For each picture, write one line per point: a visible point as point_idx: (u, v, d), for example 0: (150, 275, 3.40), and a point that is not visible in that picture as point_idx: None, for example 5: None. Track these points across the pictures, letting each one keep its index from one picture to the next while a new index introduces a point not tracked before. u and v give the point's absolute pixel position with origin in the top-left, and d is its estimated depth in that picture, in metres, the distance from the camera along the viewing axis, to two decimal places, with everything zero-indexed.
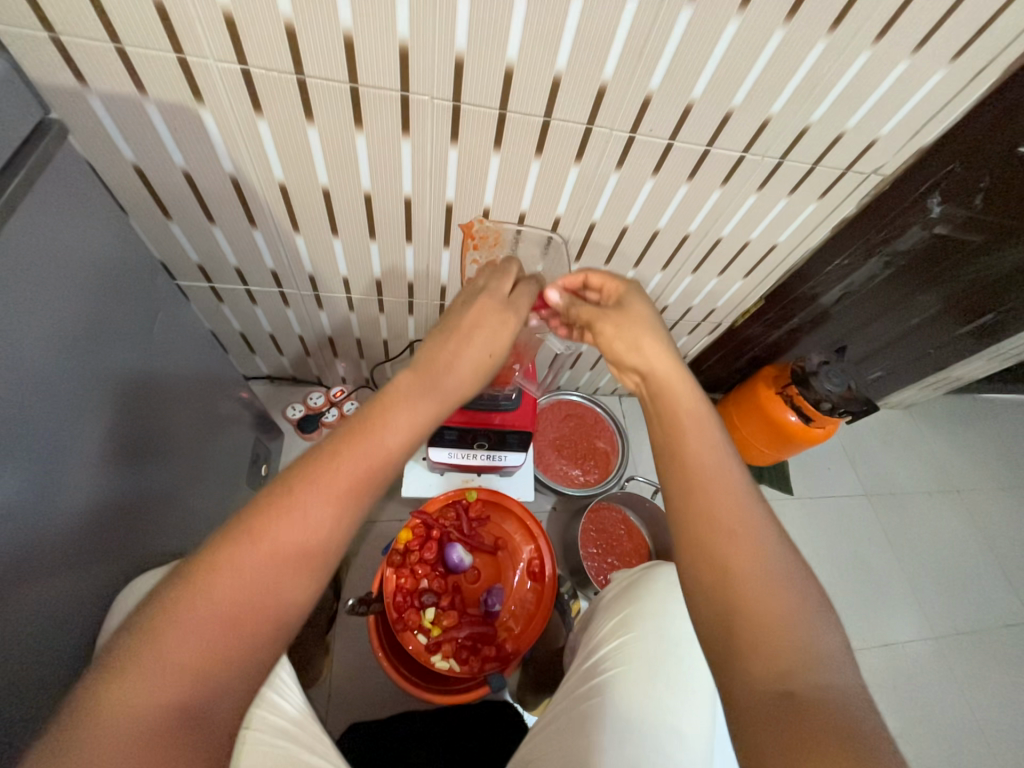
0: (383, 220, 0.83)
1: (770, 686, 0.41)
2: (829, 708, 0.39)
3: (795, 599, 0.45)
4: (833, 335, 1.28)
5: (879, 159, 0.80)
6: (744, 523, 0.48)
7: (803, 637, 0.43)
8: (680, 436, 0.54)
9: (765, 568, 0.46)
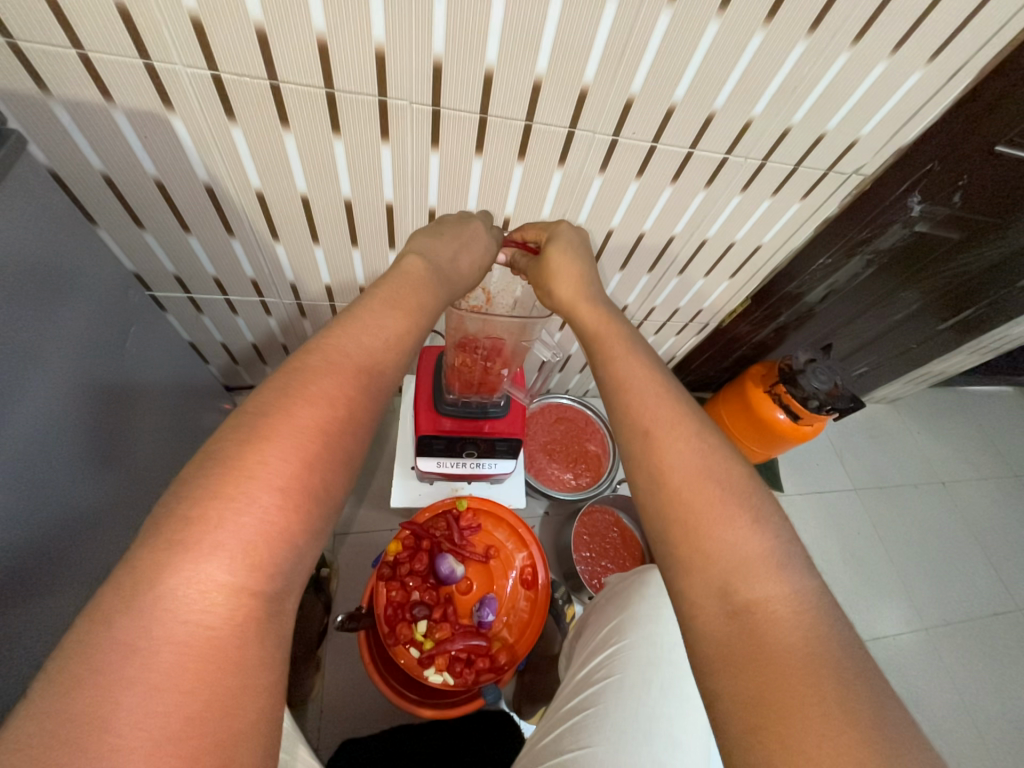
0: (365, 227, 0.81)
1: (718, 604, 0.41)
2: (773, 613, 0.40)
3: (719, 487, 0.46)
4: (818, 333, 1.29)
5: (859, 160, 0.81)
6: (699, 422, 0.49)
7: (730, 509, 0.44)
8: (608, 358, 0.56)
9: (684, 449, 0.48)
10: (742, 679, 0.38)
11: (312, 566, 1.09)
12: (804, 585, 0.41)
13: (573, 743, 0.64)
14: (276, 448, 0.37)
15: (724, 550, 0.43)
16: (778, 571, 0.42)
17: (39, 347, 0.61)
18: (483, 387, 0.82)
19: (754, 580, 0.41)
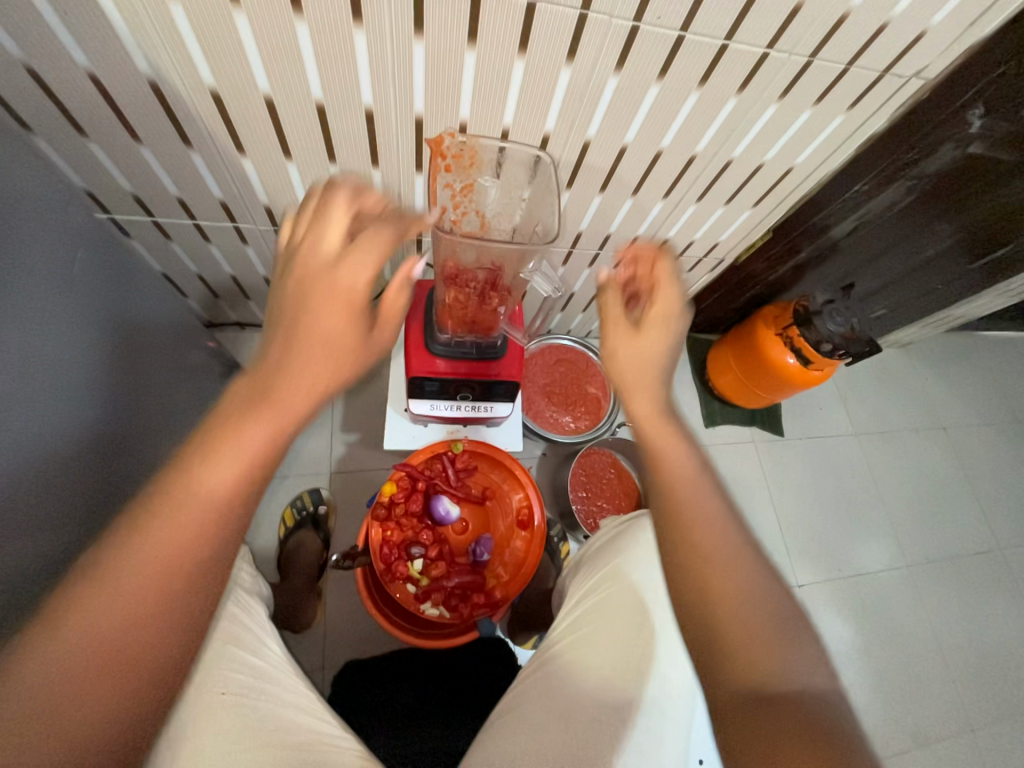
0: (343, 139, 0.71)
1: (741, 681, 0.45)
2: (784, 695, 0.44)
3: (749, 578, 0.50)
4: (839, 272, 1.21)
5: (922, 60, 0.69)
6: (691, 479, 0.54)
7: (760, 613, 0.48)
8: (658, 449, 0.56)
9: (730, 537, 0.51)
10: (751, 742, 0.43)
11: (308, 502, 1.11)
12: (811, 682, 0.46)
13: (569, 677, 0.66)
14: (248, 448, 0.44)
15: (742, 651, 0.46)
16: (749, 595, 0.49)
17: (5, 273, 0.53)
18: (478, 326, 0.75)
19: (770, 659, 0.46)
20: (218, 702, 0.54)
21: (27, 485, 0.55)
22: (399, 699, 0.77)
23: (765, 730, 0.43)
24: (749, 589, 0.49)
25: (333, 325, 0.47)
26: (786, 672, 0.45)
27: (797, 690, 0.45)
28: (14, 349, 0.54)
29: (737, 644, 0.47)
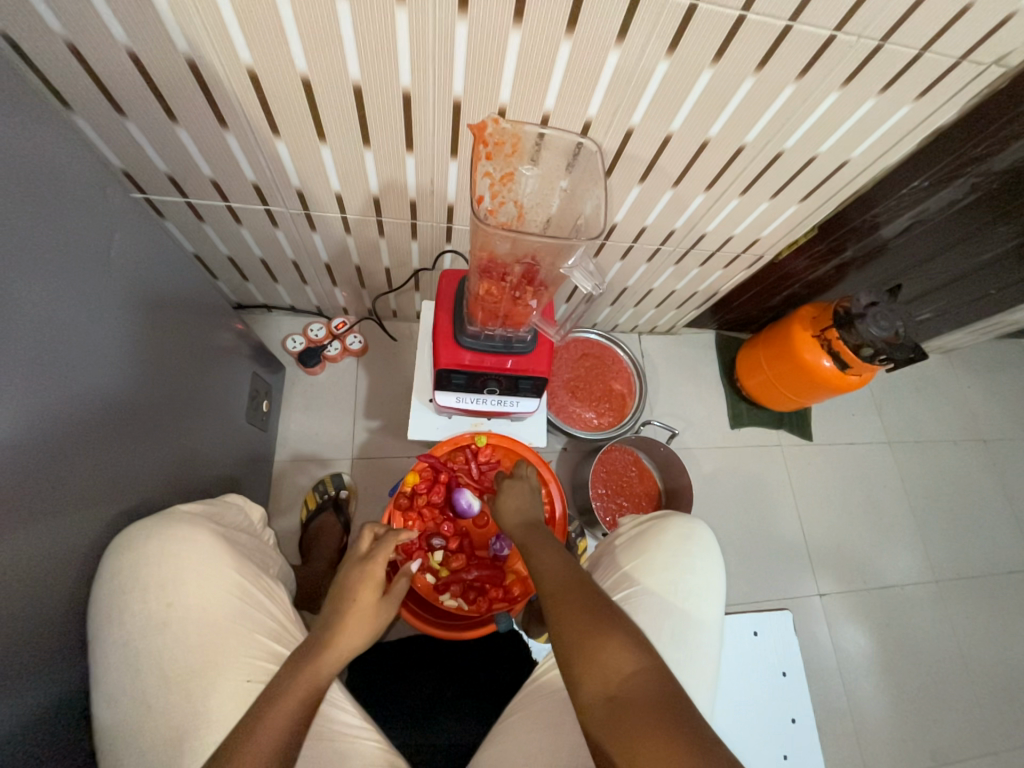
0: (378, 123, 0.69)
1: (596, 688, 0.51)
2: (630, 688, 0.49)
3: (591, 606, 0.57)
4: (886, 273, 1.15)
5: (1006, 45, 0.63)
6: (584, 586, 0.60)
7: (599, 622, 0.55)
8: (590, 638, 0.54)
9: (573, 603, 0.58)
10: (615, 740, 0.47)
11: (330, 487, 1.11)
12: (648, 664, 0.51)
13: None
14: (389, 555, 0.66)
15: (597, 657, 0.52)
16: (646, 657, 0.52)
17: (37, 247, 0.53)
18: (509, 319, 0.74)
19: (617, 657, 0.52)
20: (245, 690, 0.54)
21: (63, 462, 0.56)
22: (418, 691, 0.78)
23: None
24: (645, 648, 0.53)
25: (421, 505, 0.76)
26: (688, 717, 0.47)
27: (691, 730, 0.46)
28: (50, 328, 0.54)
29: (592, 649, 0.53)
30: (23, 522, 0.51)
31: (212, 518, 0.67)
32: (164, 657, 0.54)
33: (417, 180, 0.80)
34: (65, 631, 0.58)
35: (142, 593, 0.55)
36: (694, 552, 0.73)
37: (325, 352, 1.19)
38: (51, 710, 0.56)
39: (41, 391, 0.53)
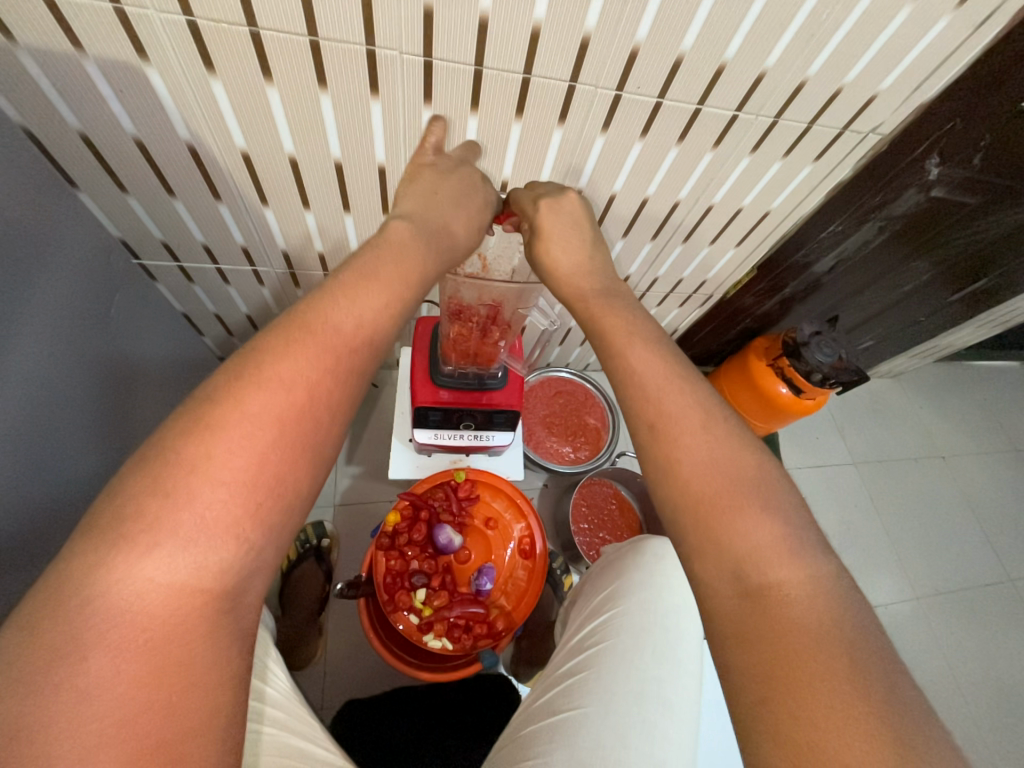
0: (357, 191, 0.78)
1: (738, 584, 0.41)
2: (792, 594, 0.40)
3: (742, 481, 0.45)
4: (824, 305, 1.27)
5: (877, 117, 0.76)
6: (739, 465, 0.46)
7: (761, 515, 0.43)
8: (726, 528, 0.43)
9: (751, 495, 0.44)
10: (755, 648, 0.39)
11: (312, 536, 1.11)
12: (822, 568, 0.41)
13: (573, 702, 0.65)
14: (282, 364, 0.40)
15: (755, 554, 0.42)
16: (790, 554, 0.42)
17: (45, 308, 0.58)
18: (480, 358, 0.80)
19: (779, 562, 0.41)
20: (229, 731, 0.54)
21: (54, 512, 0.58)
22: (401, 737, 0.75)
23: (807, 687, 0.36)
24: (788, 546, 0.42)
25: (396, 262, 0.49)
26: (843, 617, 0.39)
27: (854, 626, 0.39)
28: (51, 385, 0.58)
29: (745, 543, 0.42)
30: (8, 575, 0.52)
31: None
32: None
33: None
34: None
35: None
36: (671, 570, 0.76)
37: None
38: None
39: (39, 444, 0.56)
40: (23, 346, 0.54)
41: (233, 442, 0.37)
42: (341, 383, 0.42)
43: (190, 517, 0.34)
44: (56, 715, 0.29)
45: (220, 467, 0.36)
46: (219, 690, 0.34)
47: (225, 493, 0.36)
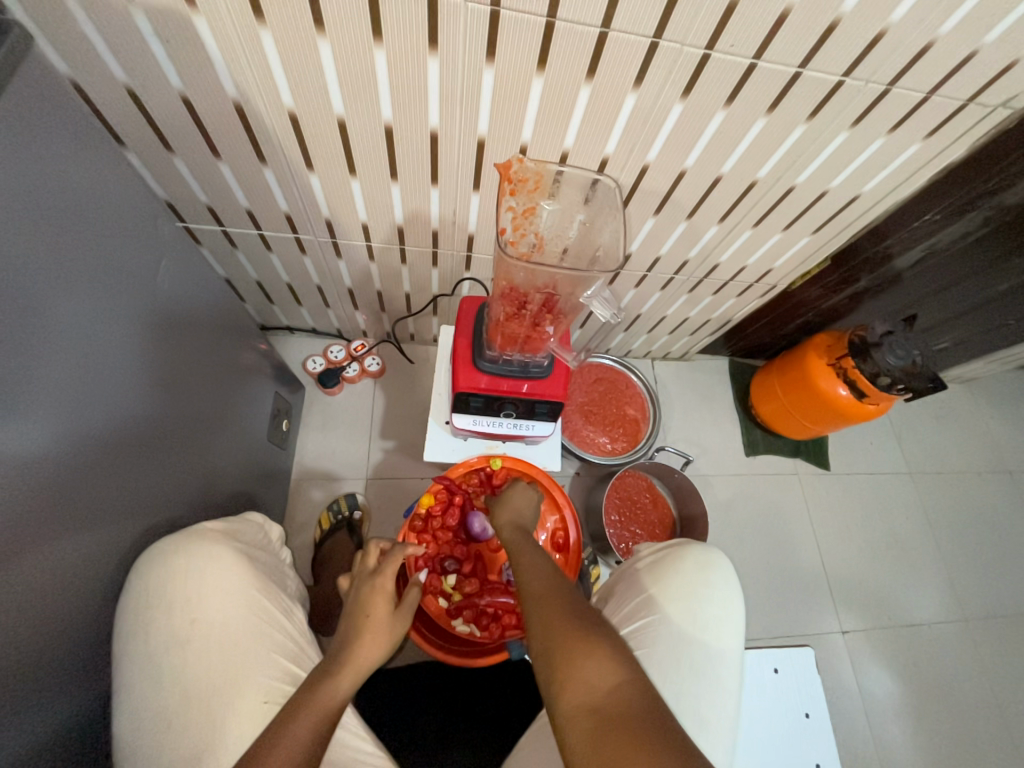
0: (406, 159, 0.73)
1: (578, 701, 0.49)
2: (611, 701, 0.48)
3: (557, 585, 0.60)
4: (902, 302, 1.15)
5: (1013, 88, 0.65)
6: (554, 580, 0.61)
7: (584, 634, 0.54)
8: (544, 620, 0.56)
9: (563, 601, 0.58)
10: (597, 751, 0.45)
11: (345, 507, 1.12)
12: (631, 672, 0.51)
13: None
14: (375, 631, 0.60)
15: (587, 679, 0.50)
16: (591, 638, 0.54)
17: (88, 272, 0.56)
18: (527, 344, 0.75)
19: (599, 672, 0.51)
20: (261, 711, 0.54)
21: (97, 478, 0.59)
22: (427, 724, 0.76)
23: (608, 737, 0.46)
24: (586, 629, 0.54)
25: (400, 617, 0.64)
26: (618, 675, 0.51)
27: (626, 685, 0.50)
28: (95, 350, 0.57)
29: (573, 659, 0.52)
30: (49, 535, 0.52)
31: (236, 536, 0.68)
32: (186, 672, 0.54)
33: (440, 211, 0.84)
34: (77, 645, 0.58)
35: (166, 607, 0.56)
36: (714, 583, 0.73)
37: (344, 373, 1.22)
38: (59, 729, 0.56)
39: (79, 409, 0.55)
40: (50, 300, 0.51)
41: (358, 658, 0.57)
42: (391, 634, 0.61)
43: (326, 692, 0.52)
44: None
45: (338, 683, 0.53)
46: None
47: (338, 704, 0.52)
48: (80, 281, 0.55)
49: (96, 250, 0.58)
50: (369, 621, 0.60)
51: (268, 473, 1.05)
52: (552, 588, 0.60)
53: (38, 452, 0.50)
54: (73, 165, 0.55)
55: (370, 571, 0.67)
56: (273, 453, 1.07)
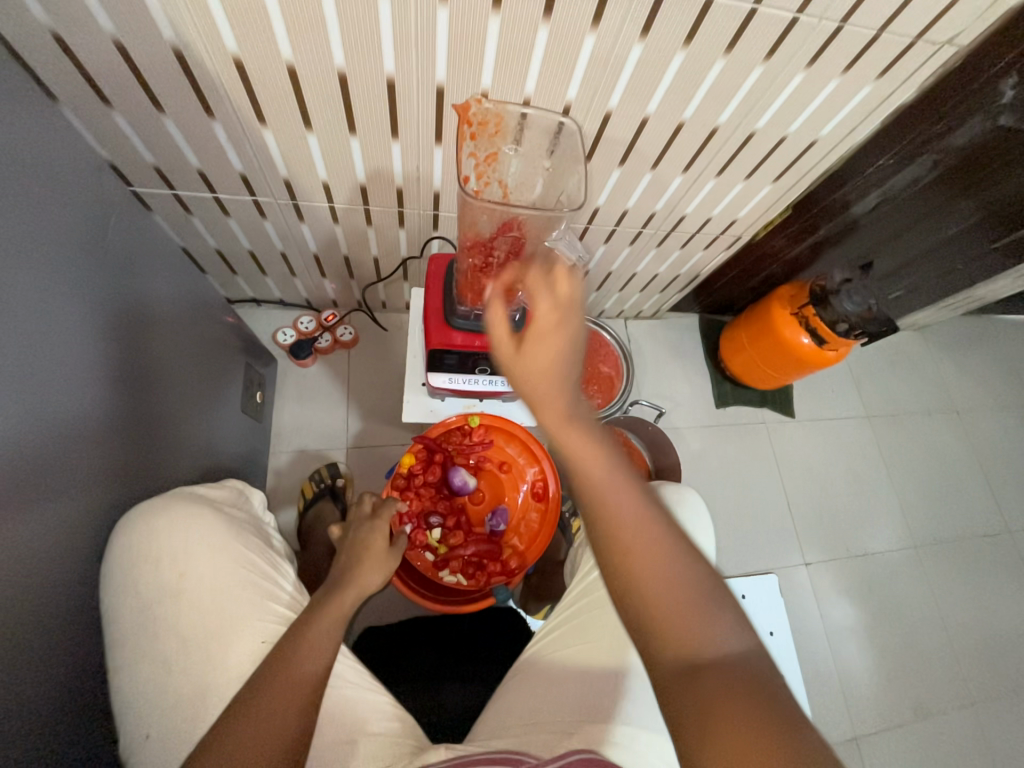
0: (364, 110, 0.71)
1: (668, 632, 0.41)
2: (716, 672, 0.39)
3: (651, 531, 0.45)
4: (859, 250, 1.19)
5: (957, 24, 0.67)
6: (645, 530, 0.45)
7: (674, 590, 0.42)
8: (628, 576, 0.44)
9: (658, 563, 0.44)
10: (691, 708, 0.38)
11: (327, 475, 1.12)
12: (753, 658, 0.40)
13: (559, 647, 0.70)
14: (370, 567, 0.65)
15: (694, 655, 0.40)
16: (700, 608, 0.42)
17: (35, 235, 0.54)
18: None
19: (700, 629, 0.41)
20: (260, 649, 0.56)
21: (70, 448, 0.57)
22: (422, 660, 0.79)
23: (706, 702, 0.38)
24: (689, 600, 0.42)
25: (388, 561, 0.68)
26: (727, 652, 0.40)
27: (735, 663, 0.40)
28: (52, 316, 0.55)
29: (671, 634, 0.41)
30: (30, 504, 0.52)
31: (218, 500, 0.69)
32: (180, 622, 0.55)
33: (403, 167, 0.82)
34: (81, 612, 0.59)
35: (153, 563, 0.56)
36: (686, 516, 0.78)
37: (316, 344, 1.20)
38: (73, 693, 0.57)
39: (43, 378, 0.54)
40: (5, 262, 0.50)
41: (353, 588, 0.61)
42: (382, 569, 0.66)
43: (320, 620, 0.56)
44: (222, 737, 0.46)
45: (331, 611, 0.58)
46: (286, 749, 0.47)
47: (332, 627, 0.56)
48: (27, 241, 0.53)
49: (43, 213, 0.56)
50: (362, 559, 0.65)
51: (245, 445, 1.04)
52: (639, 538, 0.45)
53: (8, 418, 0.49)
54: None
55: (365, 515, 0.72)
56: (249, 426, 1.05)
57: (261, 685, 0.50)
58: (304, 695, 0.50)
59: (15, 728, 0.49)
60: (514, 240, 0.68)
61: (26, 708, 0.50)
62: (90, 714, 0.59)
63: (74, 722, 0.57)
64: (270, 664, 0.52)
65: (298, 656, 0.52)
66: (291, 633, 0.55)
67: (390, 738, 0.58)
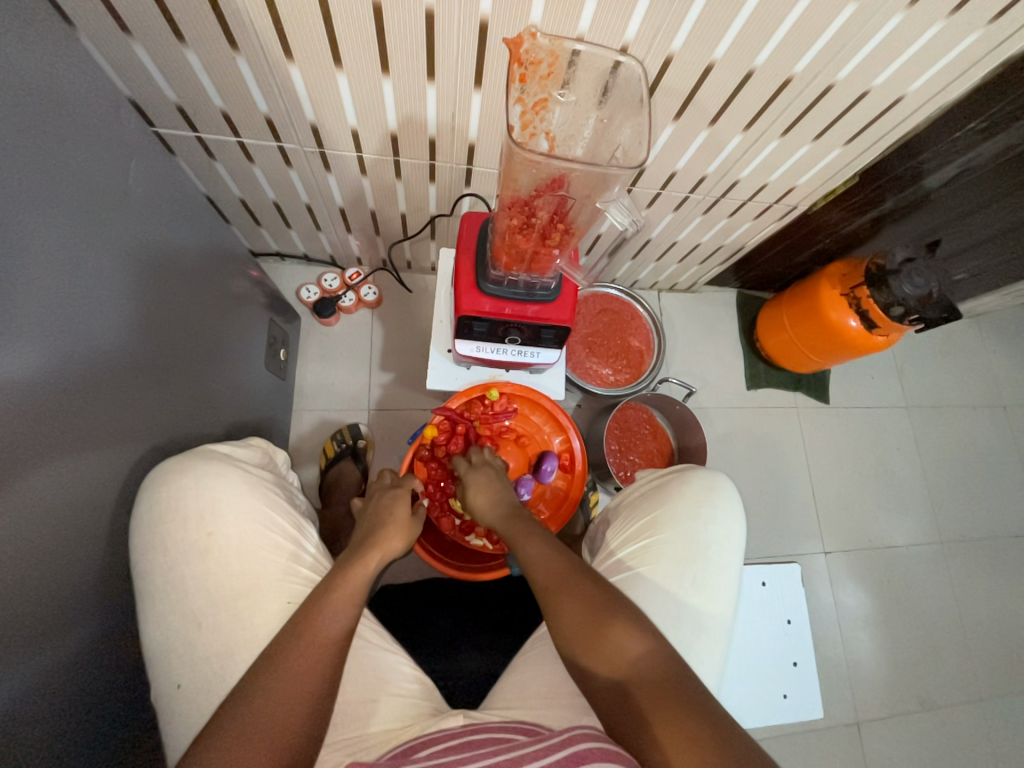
0: (400, 47, 0.64)
1: (608, 676, 0.53)
2: (638, 682, 0.51)
3: (576, 580, 0.59)
4: (926, 227, 1.09)
5: None
6: (569, 576, 0.60)
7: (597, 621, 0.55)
8: (562, 615, 0.57)
9: (579, 593, 0.58)
10: (643, 703, 0.50)
11: (348, 436, 1.12)
12: (658, 651, 0.54)
13: None
14: (394, 532, 0.65)
15: (620, 663, 0.53)
16: (632, 639, 0.54)
17: (56, 176, 0.51)
18: (534, 264, 0.71)
19: (623, 646, 0.54)
20: (285, 610, 0.57)
21: (96, 400, 0.57)
22: (438, 625, 0.80)
23: (636, 703, 0.50)
24: (611, 619, 0.55)
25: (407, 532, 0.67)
26: (643, 655, 0.53)
27: (651, 664, 0.53)
28: (78, 266, 0.54)
29: (598, 641, 0.54)
30: (56, 455, 0.52)
31: (242, 458, 0.69)
32: (206, 580, 0.56)
33: (438, 115, 0.75)
34: (106, 560, 0.60)
35: (179, 522, 0.57)
36: (719, 505, 0.75)
37: (340, 303, 1.17)
38: (104, 637, 0.59)
39: (68, 330, 0.53)
40: (19, 203, 0.47)
41: (376, 553, 0.61)
42: (405, 534, 0.66)
43: (347, 584, 0.56)
44: (258, 703, 0.46)
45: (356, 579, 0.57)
46: (311, 718, 0.47)
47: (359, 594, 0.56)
48: (47, 182, 0.51)
49: (64, 152, 0.53)
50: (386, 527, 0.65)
51: (267, 403, 1.04)
52: (565, 580, 0.60)
53: (31, 367, 0.48)
54: (9, 34, 0.47)
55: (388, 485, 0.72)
56: (271, 383, 1.05)
57: (289, 652, 0.50)
58: (329, 662, 0.51)
59: (46, 669, 0.50)
60: (562, 201, 0.63)
61: (56, 649, 0.52)
62: (121, 656, 0.62)
63: (104, 665, 0.59)
64: (299, 629, 0.52)
65: (326, 623, 0.52)
66: (316, 594, 0.55)
67: (407, 700, 0.60)
